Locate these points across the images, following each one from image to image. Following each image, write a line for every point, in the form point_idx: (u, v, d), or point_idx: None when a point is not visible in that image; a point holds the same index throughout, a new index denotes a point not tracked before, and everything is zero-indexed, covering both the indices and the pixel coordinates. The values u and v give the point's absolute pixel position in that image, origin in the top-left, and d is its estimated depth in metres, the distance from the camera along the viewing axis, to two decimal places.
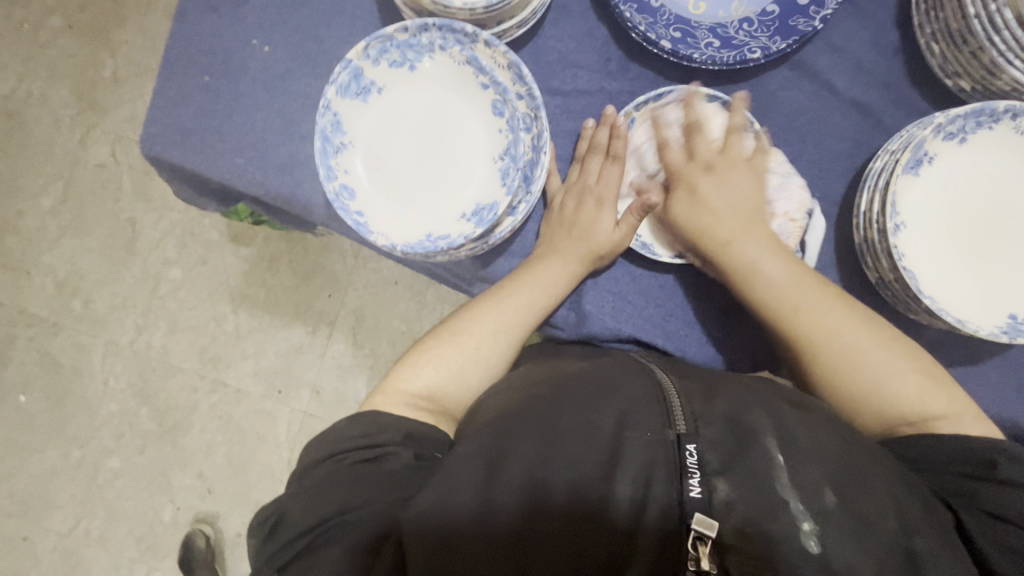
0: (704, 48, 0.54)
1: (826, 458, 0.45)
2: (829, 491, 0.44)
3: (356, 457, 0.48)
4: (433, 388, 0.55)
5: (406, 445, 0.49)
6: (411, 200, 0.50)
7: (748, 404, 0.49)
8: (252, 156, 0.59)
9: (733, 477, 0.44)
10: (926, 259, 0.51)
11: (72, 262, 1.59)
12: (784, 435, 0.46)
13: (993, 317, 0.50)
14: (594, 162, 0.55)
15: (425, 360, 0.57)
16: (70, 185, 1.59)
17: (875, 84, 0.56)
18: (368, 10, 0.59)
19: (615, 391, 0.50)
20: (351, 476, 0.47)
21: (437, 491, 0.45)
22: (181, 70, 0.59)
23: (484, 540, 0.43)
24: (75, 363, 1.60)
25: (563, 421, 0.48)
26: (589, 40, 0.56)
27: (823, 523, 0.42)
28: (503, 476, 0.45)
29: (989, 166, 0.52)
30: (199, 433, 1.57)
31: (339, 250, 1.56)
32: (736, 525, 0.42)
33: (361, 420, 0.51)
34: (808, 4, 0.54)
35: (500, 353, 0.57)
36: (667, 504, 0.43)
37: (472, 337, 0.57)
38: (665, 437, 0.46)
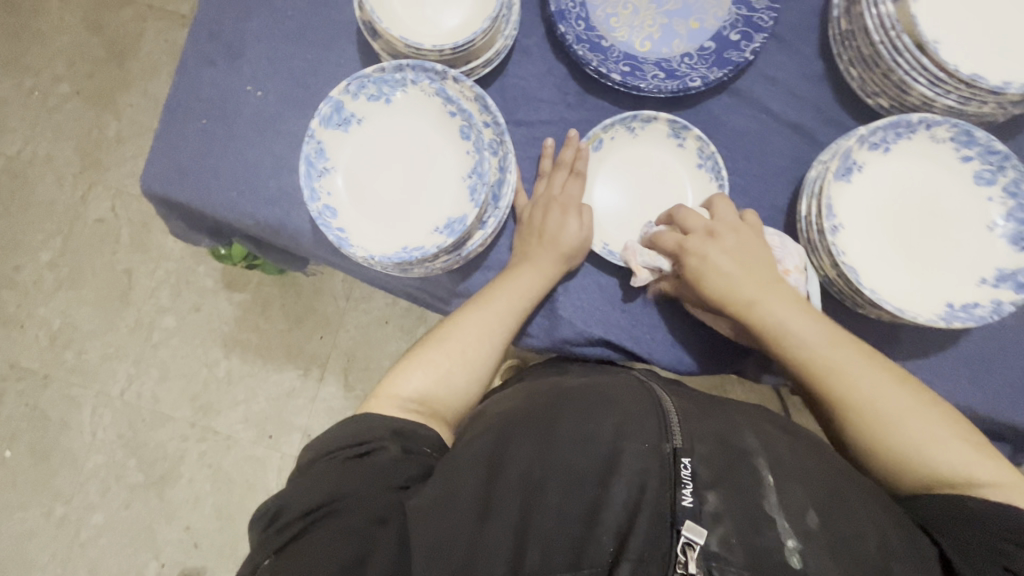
0: (651, 80, 0.61)
1: (810, 482, 0.49)
2: (813, 512, 0.47)
3: (347, 454, 0.52)
4: (423, 392, 0.59)
5: (395, 441, 0.53)
6: (388, 217, 0.55)
7: (740, 427, 0.53)
8: (244, 189, 0.64)
9: (723, 491, 0.47)
10: (865, 256, 0.56)
11: (67, 314, 1.62)
12: (772, 455, 0.51)
13: (928, 306, 0.54)
14: (559, 176, 0.61)
15: (415, 365, 0.60)
16: (69, 239, 1.64)
17: (806, 107, 0.62)
18: (351, 58, 0.65)
19: (615, 408, 0.54)
20: (346, 468, 0.50)
21: (442, 487, 0.49)
22: (180, 116, 0.65)
23: (481, 536, 0.46)
24: (64, 415, 1.59)
25: (564, 434, 0.53)
26: (549, 77, 0.63)
27: (806, 542, 0.45)
28: (503, 479, 0.49)
29: (913, 172, 0.57)
30: (187, 484, 1.55)
31: (330, 292, 1.59)
32: (722, 535, 0.45)
33: (352, 425, 0.55)
34: (740, 40, 0.61)
35: (480, 353, 0.61)
36: (659, 511, 0.46)
37: (457, 340, 0.60)
38: (661, 448, 0.50)
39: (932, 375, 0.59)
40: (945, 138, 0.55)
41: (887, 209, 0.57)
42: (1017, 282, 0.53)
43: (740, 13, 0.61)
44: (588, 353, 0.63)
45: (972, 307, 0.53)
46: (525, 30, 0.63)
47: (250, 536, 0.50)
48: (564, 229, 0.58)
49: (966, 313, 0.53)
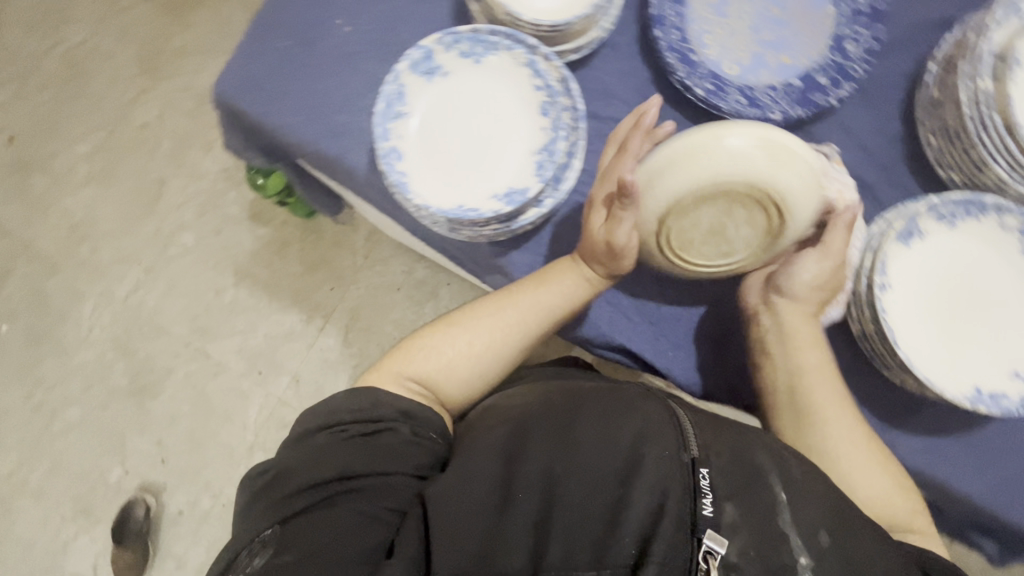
0: (732, 103, 0.61)
1: (822, 504, 0.49)
2: (824, 533, 0.47)
3: (358, 430, 0.54)
4: (425, 375, 0.61)
5: (404, 422, 0.56)
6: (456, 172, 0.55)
7: (752, 443, 0.53)
8: (310, 117, 0.65)
9: (739, 501, 0.47)
10: (905, 321, 0.56)
11: (91, 209, 1.63)
12: (785, 475, 0.50)
13: (957, 385, 0.54)
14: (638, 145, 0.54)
15: (422, 350, 0.62)
16: (110, 137, 1.66)
17: (874, 165, 0.62)
18: (443, 14, 0.66)
19: (632, 409, 0.53)
20: (352, 445, 0.53)
21: (455, 480, 0.49)
22: (266, 33, 0.66)
23: (500, 527, 0.46)
24: (65, 305, 1.60)
25: (587, 434, 0.51)
26: (631, 78, 0.63)
27: (819, 562, 0.45)
28: (520, 473, 0.49)
29: (971, 251, 0.57)
30: (168, 399, 1.55)
31: (350, 246, 1.60)
32: (741, 546, 0.45)
33: (358, 395, 0.57)
34: (827, 84, 0.61)
35: (495, 351, 0.63)
36: (681, 517, 0.45)
37: (471, 332, 0.62)
38: (681, 457, 0.49)
39: (938, 455, 0.59)
40: (1012, 227, 0.55)
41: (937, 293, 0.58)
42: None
43: (832, 59, 0.62)
44: (606, 354, 0.66)
45: (1000, 395, 0.53)
46: (620, 27, 0.63)
47: (236, 509, 0.53)
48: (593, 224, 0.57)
49: (990, 399, 0.53)
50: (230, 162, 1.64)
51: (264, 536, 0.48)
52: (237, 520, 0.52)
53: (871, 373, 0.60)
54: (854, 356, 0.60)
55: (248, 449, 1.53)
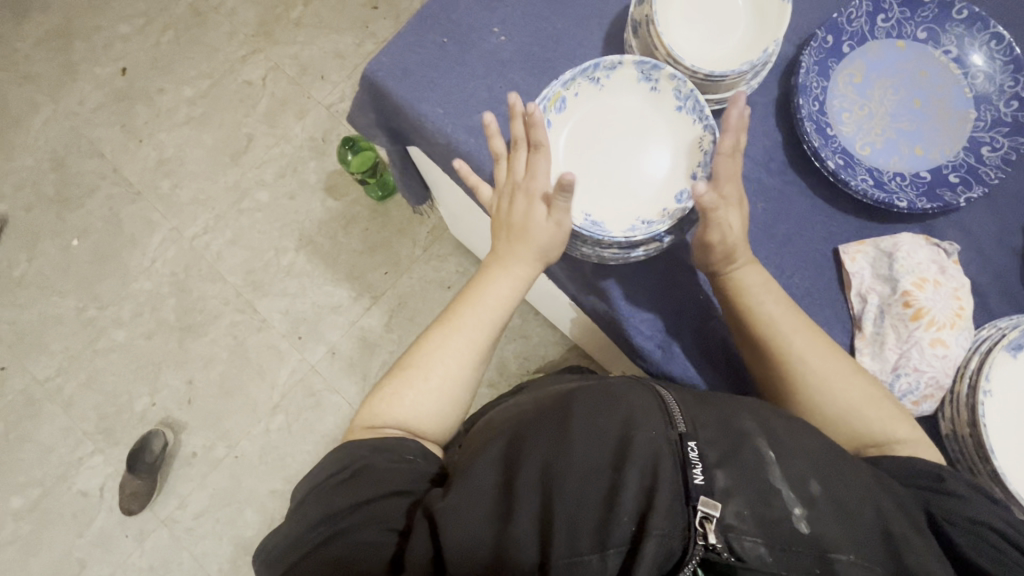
0: (860, 181, 0.62)
1: (813, 457, 0.50)
2: (814, 482, 0.48)
3: (338, 478, 0.57)
4: (405, 418, 0.62)
5: (375, 456, 0.58)
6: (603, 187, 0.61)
7: (739, 411, 0.53)
8: (450, 111, 0.68)
9: (728, 466, 0.48)
10: (1002, 429, 0.55)
11: (182, 149, 1.72)
12: (772, 436, 0.51)
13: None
14: (520, 155, 0.61)
15: (390, 396, 0.63)
16: (214, 87, 1.75)
17: (988, 271, 0.63)
18: (594, 44, 0.69)
19: (619, 401, 0.53)
20: (336, 490, 0.56)
21: (462, 498, 0.50)
22: (425, 27, 0.70)
23: (508, 531, 0.47)
24: (136, 233, 1.67)
25: (576, 424, 0.52)
26: (763, 137, 0.65)
27: (811, 510, 0.46)
28: (519, 477, 0.50)
29: None
30: (209, 343, 1.60)
31: (413, 236, 1.64)
32: (736, 508, 0.46)
33: (335, 457, 0.59)
34: (957, 183, 0.62)
35: (459, 381, 0.64)
36: (675, 489, 0.46)
37: (421, 370, 0.64)
38: (668, 435, 0.49)
39: None
40: None
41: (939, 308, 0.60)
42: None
43: (965, 159, 0.63)
44: None
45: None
46: (761, 88, 0.65)
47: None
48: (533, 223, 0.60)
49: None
50: (318, 133, 1.71)
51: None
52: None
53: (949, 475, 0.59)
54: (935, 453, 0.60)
55: (271, 408, 1.55)
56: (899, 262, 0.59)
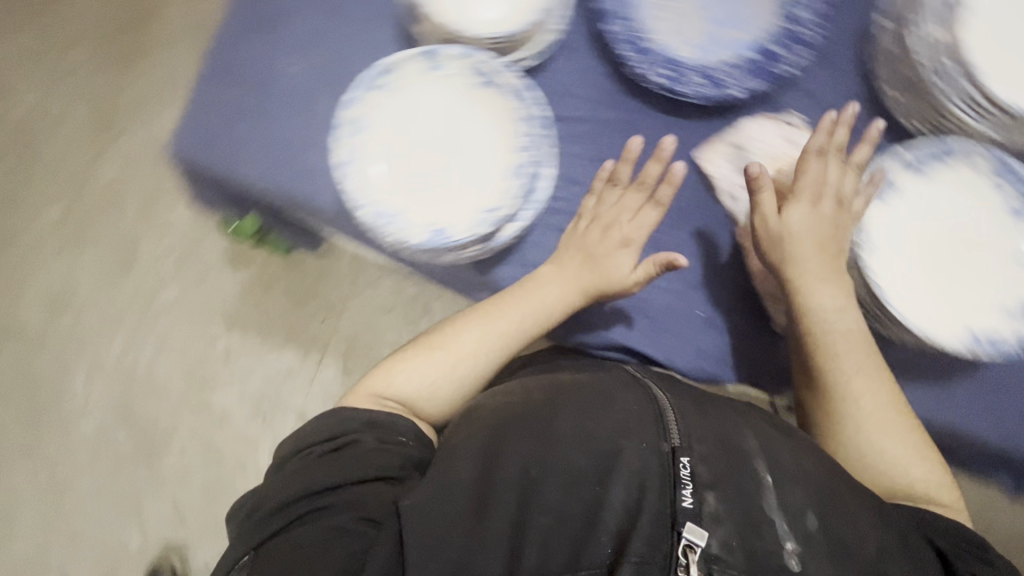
0: (693, 87, 0.61)
1: (810, 482, 0.52)
2: (812, 515, 0.50)
3: (322, 449, 0.55)
4: (412, 394, 0.61)
5: (368, 431, 0.56)
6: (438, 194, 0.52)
7: (740, 428, 0.56)
8: (269, 163, 0.63)
9: (721, 492, 0.50)
10: (895, 274, 0.59)
11: (70, 277, 1.60)
12: (771, 457, 0.53)
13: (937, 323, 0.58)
14: (610, 197, 0.63)
15: (404, 368, 0.63)
16: (76, 202, 1.61)
17: (841, 127, 0.63)
18: (393, 39, 0.65)
19: (612, 403, 0.57)
20: (323, 462, 0.54)
21: (438, 486, 0.51)
22: (214, 83, 0.64)
23: (479, 531, 0.48)
24: (58, 378, 1.57)
25: (563, 419, 0.55)
26: (591, 76, 0.64)
27: (806, 545, 0.48)
28: (496, 479, 0.51)
29: (950, 199, 0.60)
30: (178, 455, 1.54)
31: (336, 275, 1.57)
32: (722, 537, 0.48)
33: (328, 422, 0.58)
34: (784, 53, 0.61)
35: (473, 367, 0.62)
36: (659, 513, 0.48)
37: (446, 352, 0.62)
38: (660, 448, 0.52)
39: (927, 394, 0.64)
40: (978, 167, 0.59)
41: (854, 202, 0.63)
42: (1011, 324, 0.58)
43: (785, 28, 0.61)
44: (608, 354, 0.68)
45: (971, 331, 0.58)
46: (573, 26, 0.64)
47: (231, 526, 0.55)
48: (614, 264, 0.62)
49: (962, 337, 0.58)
50: None
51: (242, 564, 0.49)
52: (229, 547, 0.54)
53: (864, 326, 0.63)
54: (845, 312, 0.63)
55: None
56: (750, 149, 0.63)
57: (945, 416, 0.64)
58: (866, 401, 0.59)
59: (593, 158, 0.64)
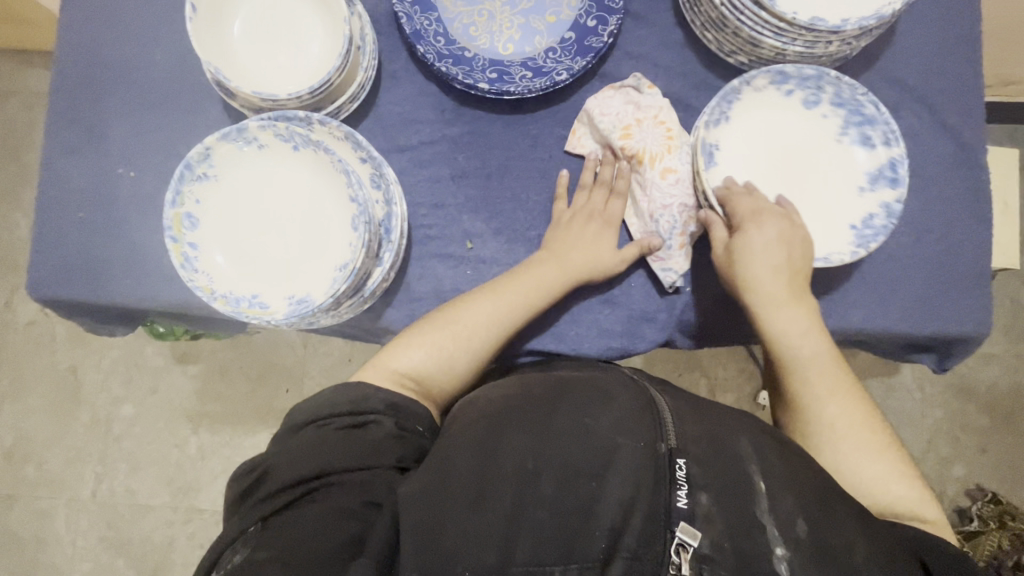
0: (520, 82, 0.61)
1: (802, 490, 0.49)
2: (801, 521, 0.47)
3: (341, 423, 0.52)
4: (419, 370, 0.58)
5: (389, 416, 0.53)
6: (292, 265, 0.52)
7: (735, 432, 0.53)
8: (138, 275, 0.62)
9: (715, 491, 0.48)
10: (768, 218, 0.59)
11: (18, 426, 1.52)
12: (765, 465, 0.51)
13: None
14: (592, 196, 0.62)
15: (417, 342, 0.59)
16: (3, 351, 1.53)
17: (674, 77, 0.64)
18: (218, 117, 0.63)
19: (611, 404, 0.55)
20: (339, 439, 0.50)
21: (435, 475, 0.49)
22: (55, 213, 0.63)
23: (471, 521, 0.46)
24: (39, 531, 1.49)
25: (561, 418, 0.53)
26: (422, 98, 0.63)
27: (794, 549, 0.46)
28: (497, 473, 0.49)
29: (761, 121, 0.60)
30: (183, 568, 1.46)
31: (286, 342, 1.52)
32: (712, 537, 0.46)
33: (349, 390, 0.55)
34: (596, 26, 0.62)
35: (483, 343, 0.59)
36: (653, 511, 0.47)
37: (462, 327, 0.58)
38: (656, 448, 0.50)
39: (845, 308, 0.62)
40: (765, 84, 0.59)
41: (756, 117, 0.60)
42: (858, 240, 0.57)
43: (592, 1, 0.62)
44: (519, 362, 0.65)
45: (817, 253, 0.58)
46: (388, 56, 0.63)
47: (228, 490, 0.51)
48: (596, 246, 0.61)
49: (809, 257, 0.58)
50: None
51: (239, 541, 0.45)
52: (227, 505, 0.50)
53: None
54: None
55: None
56: (600, 126, 0.61)
57: (868, 324, 0.62)
58: (830, 405, 0.56)
59: (449, 175, 0.63)
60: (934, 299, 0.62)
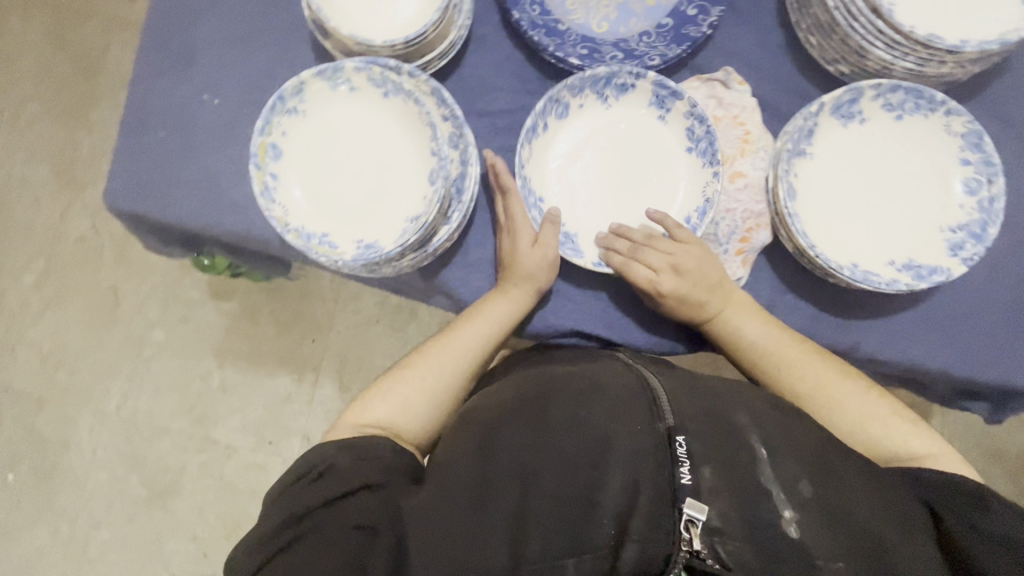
0: (610, 61, 0.61)
1: (803, 456, 0.50)
2: (806, 483, 0.49)
3: (305, 486, 0.51)
4: (385, 419, 0.58)
5: (342, 454, 0.53)
6: (363, 209, 0.53)
7: (731, 406, 0.54)
8: (207, 200, 0.63)
9: (717, 465, 0.49)
10: (832, 241, 0.56)
11: (56, 335, 1.57)
12: (763, 432, 0.52)
13: (838, 260, 0.56)
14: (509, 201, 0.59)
15: (377, 396, 0.60)
16: (52, 260, 1.59)
17: (766, 79, 0.62)
18: (305, 58, 0.64)
19: (603, 389, 0.55)
20: (309, 490, 0.50)
21: (432, 492, 0.49)
22: (137, 130, 0.64)
23: (483, 523, 0.47)
24: (62, 436, 1.54)
25: (555, 409, 0.53)
26: (507, 65, 0.62)
27: (802, 512, 0.47)
28: (495, 467, 0.50)
29: (836, 147, 0.58)
30: (191, 494, 1.49)
31: (318, 294, 1.54)
32: (721, 509, 0.47)
33: (310, 453, 0.54)
34: (696, 15, 0.60)
35: (444, 383, 0.61)
36: (658, 489, 0.48)
37: (417, 369, 0.61)
38: (654, 428, 0.51)
39: (903, 339, 0.60)
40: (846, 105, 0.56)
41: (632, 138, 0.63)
42: (917, 272, 0.55)
43: None
44: (561, 341, 0.64)
45: (873, 274, 0.55)
46: (480, 17, 0.62)
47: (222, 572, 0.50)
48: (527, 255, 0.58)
49: (866, 276, 0.54)
50: None
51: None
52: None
53: (819, 280, 0.60)
54: (798, 268, 0.61)
55: None
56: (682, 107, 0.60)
57: (925, 361, 0.60)
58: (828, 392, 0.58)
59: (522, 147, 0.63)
60: (998, 344, 0.59)
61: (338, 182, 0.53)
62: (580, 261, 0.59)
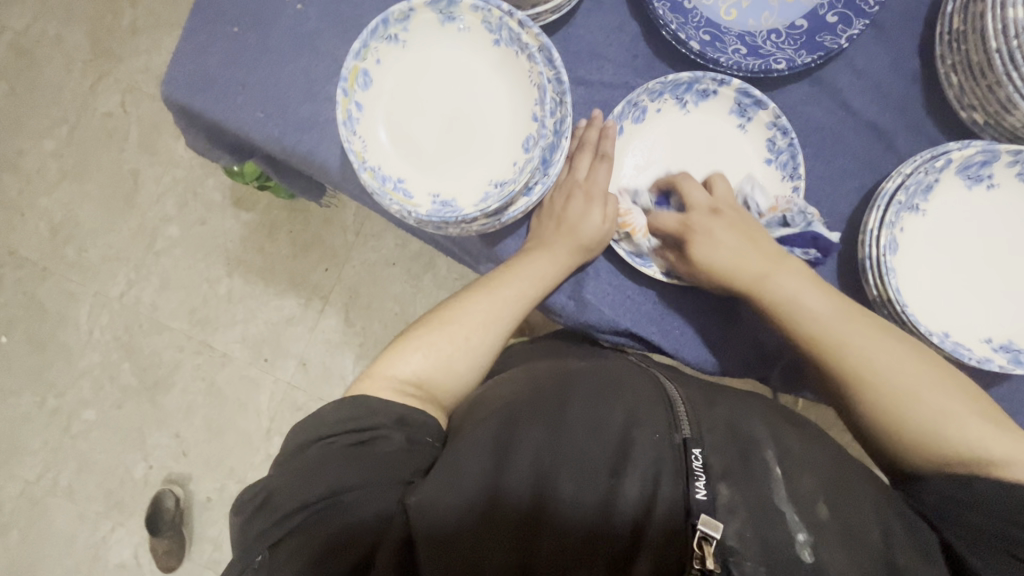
0: (730, 54, 0.56)
1: (823, 476, 0.47)
2: (823, 503, 0.45)
3: (347, 440, 0.49)
4: (421, 374, 0.56)
5: (398, 429, 0.50)
6: (448, 160, 0.50)
7: (747, 414, 0.51)
8: (273, 112, 0.59)
9: (735, 481, 0.45)
10: (930, 300, 0.54)
11: (70, 208, 1.53)
12: (783, 445, 0.48)
13: (929, 324, 0.53)
14: (581, 161, 0.57)
15: (415, 346, 0.57)
16: (75, 130, 1.53)
17: (889, 109, 0.57)
18: None
19: (622, 390, 0.52)
20: (342, 459, 0.47)
21: (444, 481, 0.46)
22: (210, 19, 0.59)
23: (490, 526, 0.46)
24: (61, 310, 1.52)
25: (575, 410, 0.51)
26: (619, 35, 0.57)
27: (818, 535, 0.44)
28: (511, 467, 0.47)
29: (964, 203, 0.55)
30: (180, 394, 1.49)
31: (340, 223, 1.50)
32: (737, 528, 0.44)
33: (350, 404, 0.51)
34: (836, 23, 0.55)
35: (484, 340, 0.58)
36: (674, 505, 0.45)
37: (457, 326, 0.58)
38: (672, 439, 0.47)
39: None
40: (988, 161, 0.53)
41: (708, 147, 0.58)
42: (1014, 355, 0.52)
43: None
44: (611, 339, 0.61)
45: (964, 347, 0.52)
46: None
47: (233, 526, 0.48)
48: (583, 220, 0.55)
49: (957, 348, 0.52)
50: None
51: (256, 566, 0.44)
52: (235, 540, 0.47)
53: None
54: None
55: (266, 435, 1.46)
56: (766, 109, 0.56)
57: None
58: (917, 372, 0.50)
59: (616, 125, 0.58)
60: None
61: (423, 123, 0.50)
62: (650, 270, 0.57)
